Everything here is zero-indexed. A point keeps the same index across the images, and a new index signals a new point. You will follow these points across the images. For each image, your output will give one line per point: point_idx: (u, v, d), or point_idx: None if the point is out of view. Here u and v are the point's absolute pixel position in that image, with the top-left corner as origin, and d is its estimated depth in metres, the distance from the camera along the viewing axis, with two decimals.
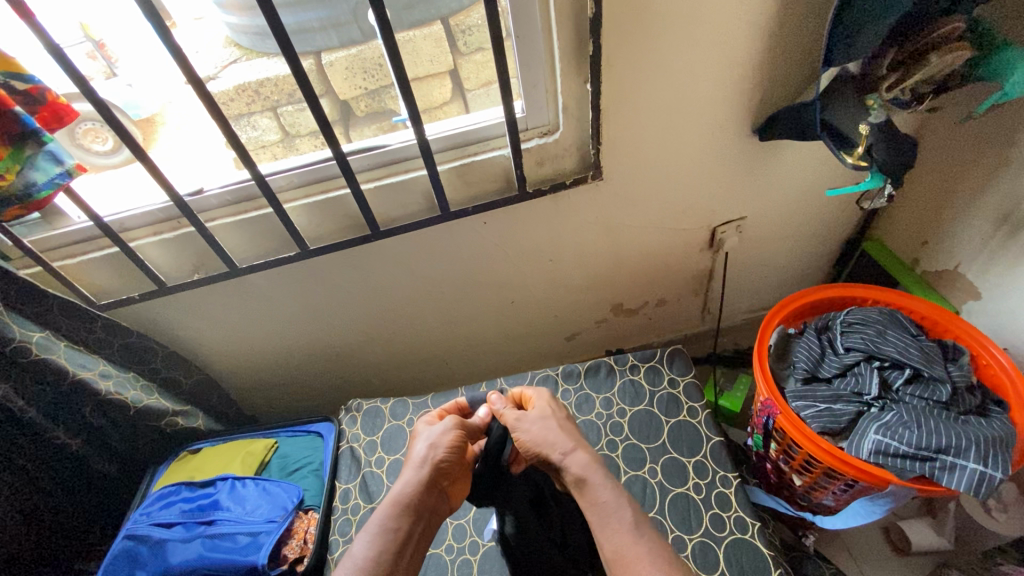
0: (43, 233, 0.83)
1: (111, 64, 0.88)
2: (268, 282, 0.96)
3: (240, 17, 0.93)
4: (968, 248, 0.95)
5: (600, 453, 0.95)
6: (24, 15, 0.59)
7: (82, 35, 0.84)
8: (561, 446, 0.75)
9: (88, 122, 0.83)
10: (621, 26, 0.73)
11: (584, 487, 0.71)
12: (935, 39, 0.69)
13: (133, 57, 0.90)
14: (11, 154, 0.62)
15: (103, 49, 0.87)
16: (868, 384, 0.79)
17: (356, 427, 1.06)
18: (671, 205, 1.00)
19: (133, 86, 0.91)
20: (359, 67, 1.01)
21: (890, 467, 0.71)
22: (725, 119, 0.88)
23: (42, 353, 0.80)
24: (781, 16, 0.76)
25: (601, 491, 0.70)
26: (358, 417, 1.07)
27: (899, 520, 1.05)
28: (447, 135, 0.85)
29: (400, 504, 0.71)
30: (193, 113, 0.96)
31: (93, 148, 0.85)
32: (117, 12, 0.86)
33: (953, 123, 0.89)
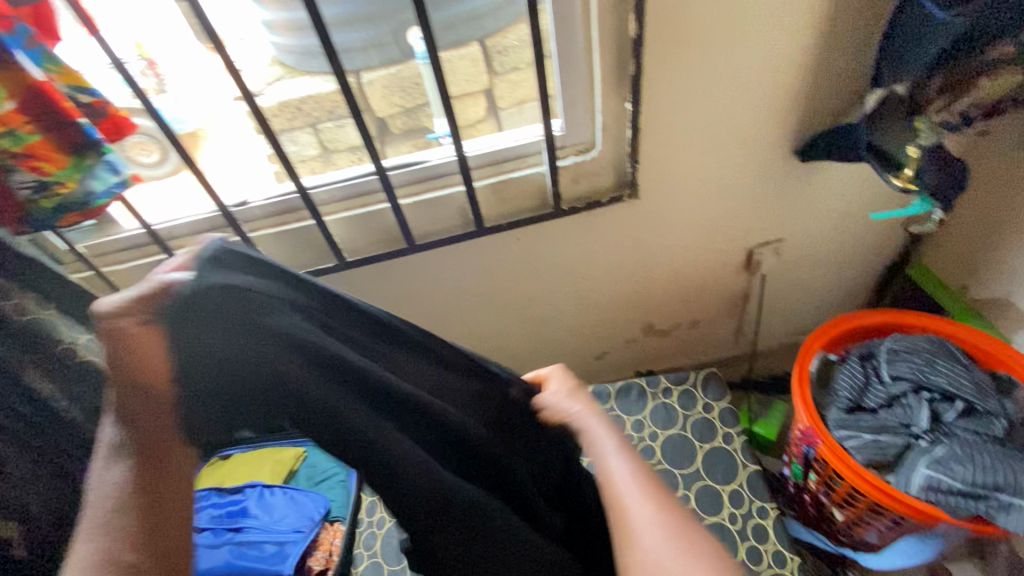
0: (95, 240, 0.86)
1: (161, 81, 0.88)
2: None
3: (288, 37, 0.92)
4: (1022, 277, 0.91)
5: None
6: (89, 29, 0.62)
7: (137, 53, 0.85)
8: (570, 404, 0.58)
9: (138, 135, 0.81)
10: (662, 47, 0.73)
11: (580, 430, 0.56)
12: (986, 61, 0.66)
13: (180, 74, 0.90)
14: (73, 164, 0.65)
15: (154, 67, 0.87)
16: (916, 415, 0.76)
17: None
18: (707, 225, 0.99)
19: (178, 102, 0.90)
20: (397, 86, 1.04)
21: (942, 505, 0.68)
22: (765, 139, 0.87)
23: None
24: (825, 37, 0.75)
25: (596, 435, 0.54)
26: None
27: (948, 563, 1.00)
28: (485, 152, 0.86)
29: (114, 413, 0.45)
30: (238, 130, 0.98)
31: (139, 160, 0.83)
32: (166, 24, 0.85)
33: (1004, 147, 0.87)
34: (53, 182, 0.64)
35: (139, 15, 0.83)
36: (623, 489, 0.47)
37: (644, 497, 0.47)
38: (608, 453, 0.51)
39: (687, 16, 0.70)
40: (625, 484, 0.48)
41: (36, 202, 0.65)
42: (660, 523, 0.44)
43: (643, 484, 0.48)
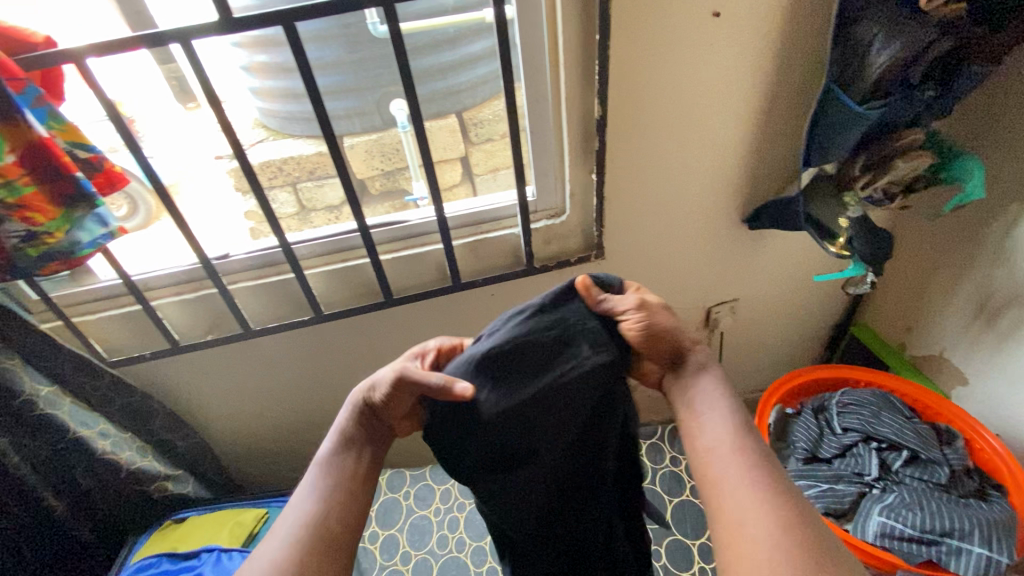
0: (69, 289, 0.87)
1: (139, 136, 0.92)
2: (276, 345, 0.98)
3: (272, 103, 0.97)
4: (951, 335, 1.00)
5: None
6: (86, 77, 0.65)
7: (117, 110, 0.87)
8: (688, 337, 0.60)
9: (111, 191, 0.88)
10: (623, 126, 0.82)
11: (699, 380, 0.58)
12: (899, 146, 0.77)
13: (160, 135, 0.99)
14: (62, 215, 0.67)
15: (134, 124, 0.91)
16: (867, 465, 0.80)
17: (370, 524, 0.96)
18: (669, 284, 1.06)
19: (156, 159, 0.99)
20: (378, 151, 1.12)
21: (897, 551, 0.71)
22: (717, 208, 0.96)
23: (47, 408, 0.81)
24: (762, 122, 0.86)
25: (711, 391, 0.57)
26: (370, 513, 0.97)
27: None
28: (463, 214, 0.92)
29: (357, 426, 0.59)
30: (208, 186, 1.07)
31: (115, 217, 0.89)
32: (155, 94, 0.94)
33: (923, 219, 0.98)
34: (41, 231, 0.67)
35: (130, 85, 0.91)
36: (724, 467, 0.51)
37: (737, 463, 0.51)
38: (702, 415, 0.55)
39: (643, 102, 0.80)
40: (722, 458, 0.52)
41: (22, 250, 0.67)
42: (753, 494, 0.48)
43: (742, 454, 0.52)
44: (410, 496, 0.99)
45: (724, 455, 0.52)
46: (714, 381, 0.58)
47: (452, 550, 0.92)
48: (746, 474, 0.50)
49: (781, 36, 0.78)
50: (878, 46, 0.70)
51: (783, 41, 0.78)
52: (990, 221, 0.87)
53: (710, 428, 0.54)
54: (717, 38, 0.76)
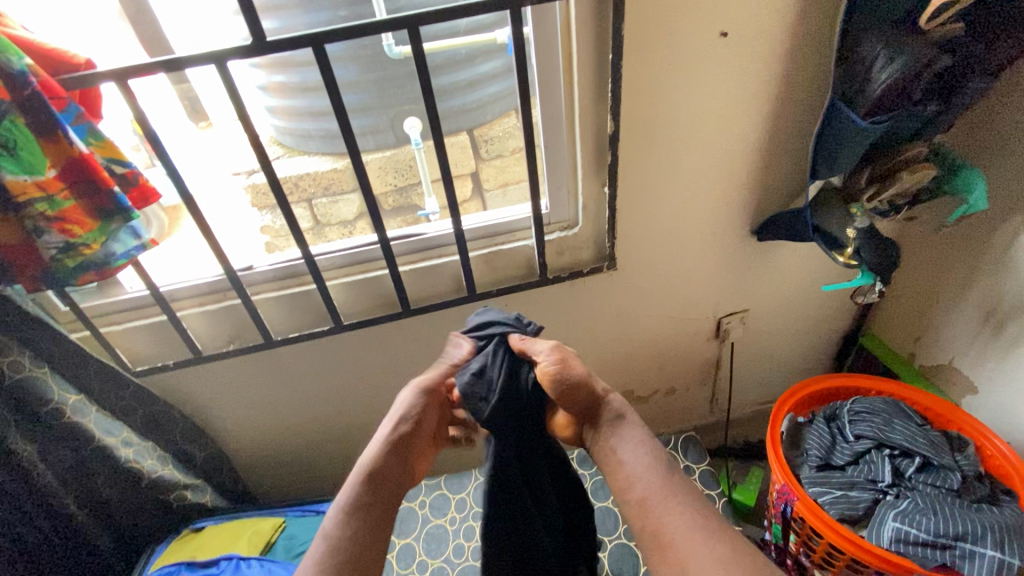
0: (97, 300, 0.89)
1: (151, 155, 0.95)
2: (296, 356, 1.00)
3: (288, 122, 1.00)
4: (959, 344, 1.01)
5: (617, 541, 0.95)
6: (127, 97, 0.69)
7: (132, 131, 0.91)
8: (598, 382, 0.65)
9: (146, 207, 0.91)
10: (635, 140, 0.85)
11: (623, 423, 0.62)
12: (904, 158, 0.80)
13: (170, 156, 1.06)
14: (99, 227, 0.70)
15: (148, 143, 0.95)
16: (880, 471, 0.81)
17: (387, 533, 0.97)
18: (680, 295, 1.08)
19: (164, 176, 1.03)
20: (392, 168, 1.16)
21: (912, 556, 0.71)
22: (727, 219, 0.99)
23: (74, 416, 0.82)
24: (769, 137, 0.89)
25: (636, 433, 0.62)
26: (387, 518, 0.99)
27: None
28: (479, 226, 0.95)
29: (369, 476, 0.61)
30: (223, 202, 1.12)
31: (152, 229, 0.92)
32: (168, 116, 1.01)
33: (928, 230, 1.00)
34: (79, 243, 0.69)
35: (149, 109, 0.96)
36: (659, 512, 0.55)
37: (668, 500, 0.56)
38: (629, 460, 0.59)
39: (654, 117, 0.83)
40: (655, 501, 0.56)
41: (59, 260, 0.69)
42: (690, 533, 0.53)
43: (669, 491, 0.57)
44: (426, 505, 1.00)
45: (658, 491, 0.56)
46: (637, 432, 0.61)
47: (469, 558, 0.93)
48: (676, 510, 0.55)
49: (785, 53, 0.81)
50: (881, 64, 0.72)
51: (788, 59, 0.81)
52: (994, 231, 0.89)
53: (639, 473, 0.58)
54: (725, 56, 0.79)
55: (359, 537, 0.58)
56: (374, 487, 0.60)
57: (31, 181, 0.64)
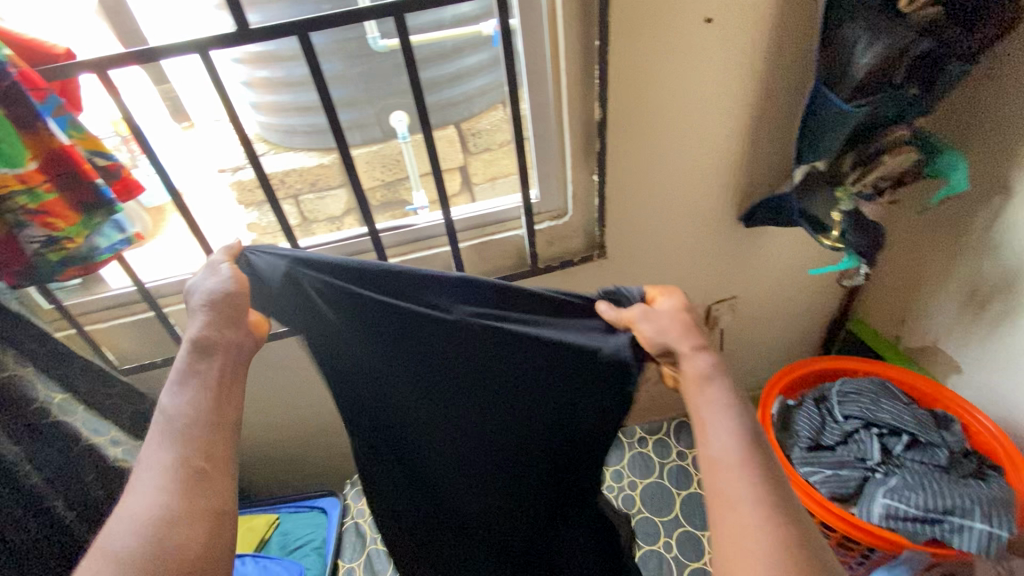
0: (80, 297, 0.88)
1: (136, 155, 0.86)
2: (286, 351, 0.99)
3: (272, 118, 1.00)
4: (943, 325, 1.03)
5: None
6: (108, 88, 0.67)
7: (113, 130, 0.82)
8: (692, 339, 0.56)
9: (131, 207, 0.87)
10: (623, 127, 0.85)
11: (704, 387, 0.53)
12: (888, 142, 0.82)
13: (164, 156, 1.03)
14: (81, 222, 0.69)
15: (131, 143, 0.84)
16: (869, 450, 0.82)
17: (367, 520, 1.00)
18: (670, 282, 1.09)
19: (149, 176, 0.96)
20: (379, 162, 1.16)
21: (902, 531, 0.73)
22: (715, 206, 0.99)
23: (60, 416, 0.81)
24: (755, 123, 0.90)
25: (721, 398, 0.52)
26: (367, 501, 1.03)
27: None
28: (468, 217, 0.95)
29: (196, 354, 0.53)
30: (213, 200, 1.11)
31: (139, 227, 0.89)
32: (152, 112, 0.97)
33: (911, 213, 1.02)
34: (61, 236, 0.68)
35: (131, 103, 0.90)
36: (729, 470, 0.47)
37: (741, 467, 0.47)
38: (713, 423, 0.51)
39: (642, 104, 0.83)
40: (725, 462, 0.48)
41: (43, 255, 0.68)
42: (759, 502, 0.45)
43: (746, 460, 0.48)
44: None
45: (735, 456, 0.48)
46: (721, 398, 0.52)
47: None
48: (744, 477, 0.47)
49: (770, 39, 0.81)
50: (860, 50, 0.73)
51: (772, 44, 0.82)
52: (975, 213, 0.91)
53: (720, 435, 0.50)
54: (711, 42, 0.80)
55: (200, 421, 0.51)
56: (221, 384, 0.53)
57: (12, 173, 0.62)
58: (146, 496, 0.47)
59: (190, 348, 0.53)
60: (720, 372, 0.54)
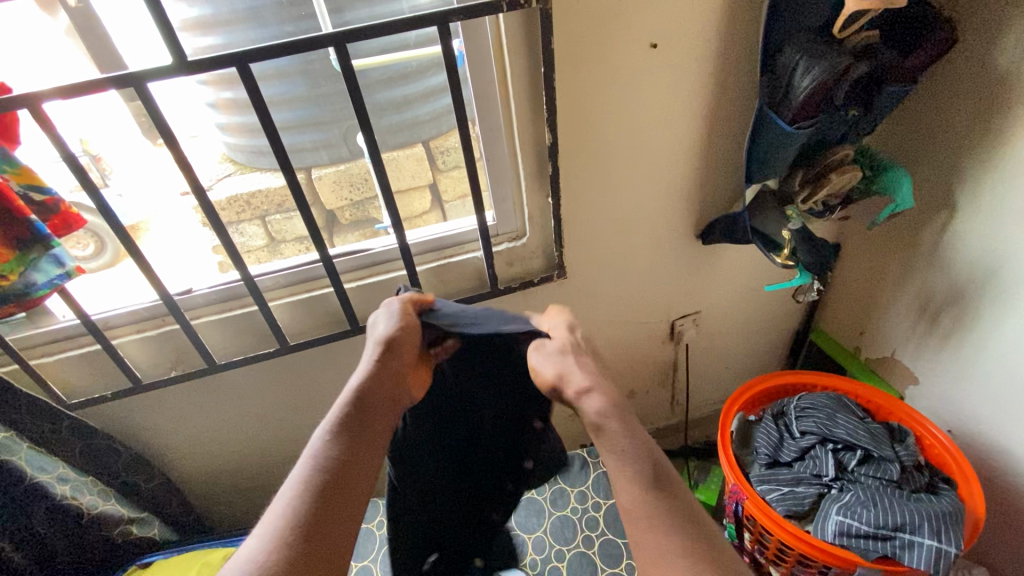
0: (25, 331, 0.86)
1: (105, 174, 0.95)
2: (244, 379, 0.97)
3: (239, 138, 0.98)
4: (899, 337, 1.04)
5: (575, 550, 0.93)
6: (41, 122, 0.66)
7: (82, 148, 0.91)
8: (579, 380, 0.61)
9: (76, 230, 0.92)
10: (574, 151, 0.86)
11: (601, 430, 0.58)
12: (832, 161, 0.83)
13: (126, 169, 0.99)
14: (15, 257, 0.67)
15: (99, 161, 0.94)
16: (825, 466, 0.83)
17: None
18: (631, 299, 1.10)
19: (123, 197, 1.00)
20: (346, 182, 1.14)
21: (854, 548, 0.73)
22: (671, 224, 1.01)
23: (2, 455, 0.79)
24: (706, 143, 0.91)
25: (614, 433, 0.57)
26: None
27: None
28: (425, 240, 0.94)
29: (356, 403, 0.60)
30: (179, 221, 1.08)
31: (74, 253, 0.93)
32: (113, 127, 0.93)
33: (863, 228, 1.04)
34: None
35: (90, 122, 0.91)
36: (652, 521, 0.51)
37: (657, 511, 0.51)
38: (616, 450, 0.56)
39: (591, 127, 0.84)
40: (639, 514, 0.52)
41: None
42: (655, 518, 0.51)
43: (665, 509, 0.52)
44: (384, 525, 0.98)
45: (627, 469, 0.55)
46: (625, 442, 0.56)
47: None
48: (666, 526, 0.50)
49: (715, 62, 0.83)
50: (801, 72, 0.74)
51: (718, 67, 0.84)
52: (922, 229, 0.93)
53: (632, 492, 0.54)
54: (657, 67, 0.81)
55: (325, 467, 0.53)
56: (360, 410, 0.59)
57: None
58: (262, 535, 0.48)
59: (356, 388, 0.61)
60: (611, 415, 0.58)
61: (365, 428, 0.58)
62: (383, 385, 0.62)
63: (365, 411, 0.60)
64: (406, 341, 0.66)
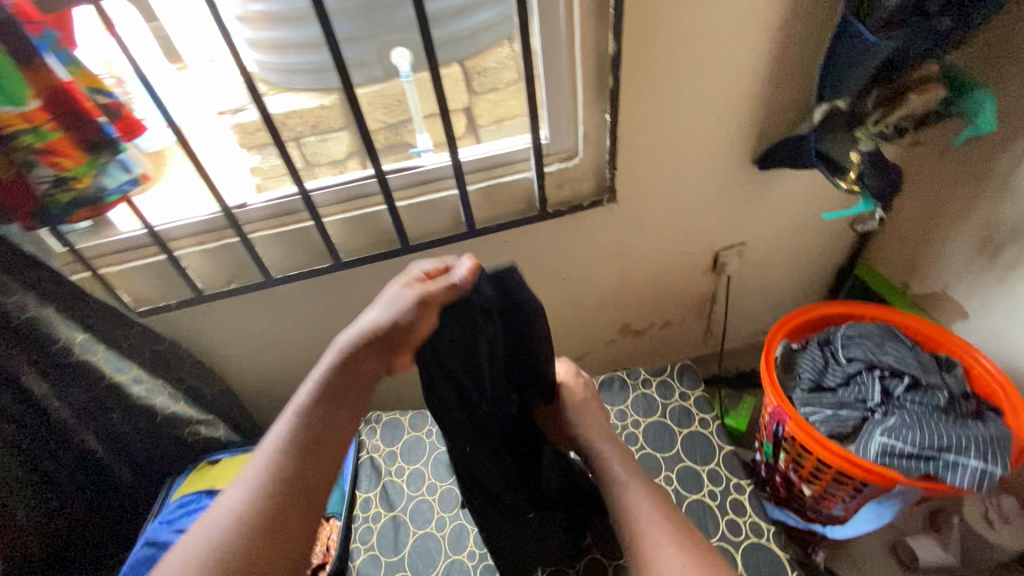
0: (92, 241, 0.88)
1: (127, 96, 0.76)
2: (297, 295, 1.00)
3: (269, 55, 0.92)
4: (953, 272, 1.02)
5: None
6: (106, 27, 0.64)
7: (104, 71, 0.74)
8: (608, 453, 0.74)
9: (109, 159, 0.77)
10: (638, 60, 0.81)
11: (604, 472, 0.72)
12: (913, 80, 0.79)
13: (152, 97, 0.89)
14: (88, 161, 0.67)
15: (123, 85, 0.75)
16: (870, 391, 0.84)
17: (376, 437, 1.04)
18: (679, 227, 1.09)
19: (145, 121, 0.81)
20: (381, 102, 1.05)
21: (896, 467, 0.75)
22: (730, 148, 0.97)
23: (84, 354, 0.82)
24: (778, 56, 0.86)
25: (631, 494, 0.67)
26: (378, 428, 1.05)
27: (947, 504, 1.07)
28: (476, 158, 0.92)
29: (342, 366, 0.59)
30: (216, 142, 1.00)
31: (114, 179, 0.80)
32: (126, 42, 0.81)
33: (933, 155, 0.98)
34: (69, 177, 0.67)
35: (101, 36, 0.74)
36: (649, 534, 0.62)
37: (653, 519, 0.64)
38: (626, 491, 0.68)
39: (657, 36, 0.79)
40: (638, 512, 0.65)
41: (52, 196, 0.67)
42: (662, 529, 0.62)
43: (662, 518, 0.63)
44: (433, 433, 1.03)
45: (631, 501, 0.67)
46: (629, 472, 0.71)
47: None
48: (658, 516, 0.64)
49: None
50: None
51: None
52: (999, 154, 0.88)
53: (636, 502, 0.66)
54: None
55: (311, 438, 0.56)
56: (352, 375, 0.59)
57: (16, 112, 0.60)
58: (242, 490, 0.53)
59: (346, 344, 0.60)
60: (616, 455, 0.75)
61: (340, 416, 0.58)
62: (366, 360, 0.60)
63: (360, 377, 0.59)
64: (415, 328, 0.59)
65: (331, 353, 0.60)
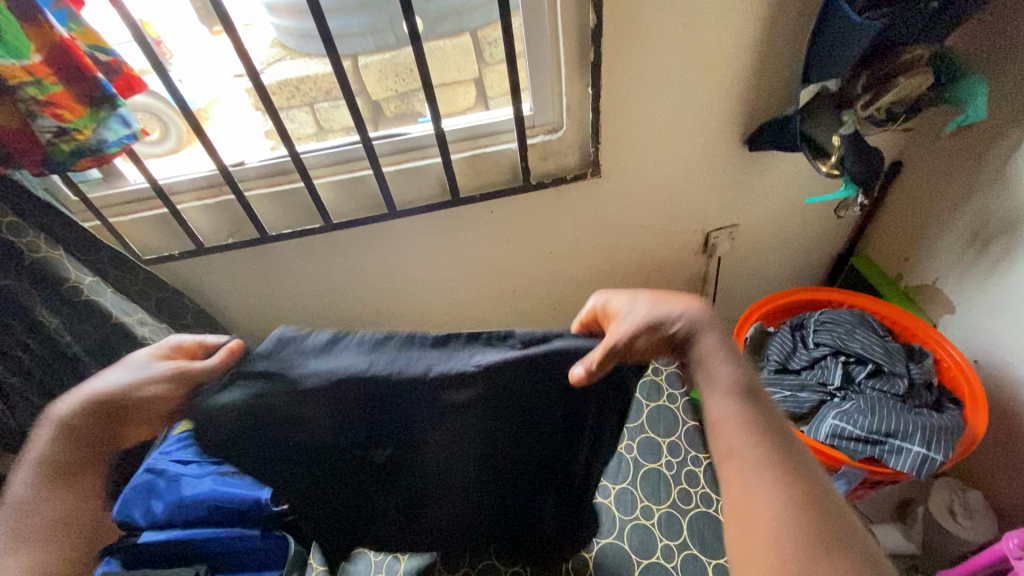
0: (102, 191, 0.95)
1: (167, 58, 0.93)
2: (293, 252, 1.06)
3: (290, 20, 0.96)
4: (944, 265, 1.00)
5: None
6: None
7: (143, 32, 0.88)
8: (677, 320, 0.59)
9: (143, 114, 0.93)
10: (620, 35, 0.82)
11: (706, 372, 0.57)
12: (904, 62, 0.78)
13: (186, 52, 0.96)
14: (88, 115, 0.72)
15: (160, 45, 0.91)
16: (832, 375, 0.85)
17: None
18: (667, 206, 1.10)
19: (183, 81, 0.96)
20: (391, 72, 1.05)
21: (843, 449, 0.77)
22: (718, 127, 0.96)
23: (91, 295, 0.87)
24: (767, 34, 0.85)
25: (720, 412, 0.55)
26: None
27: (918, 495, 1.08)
28: (463, 128, 0.95)
29: (102, 410, 0.57)
30: (238, 108, 1.03)
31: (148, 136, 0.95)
32: (173, 9, 0.90)
33: (931, 143, 0.96)
34: (71, 128, 0.72)
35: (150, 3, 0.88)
36: (743, 460, 0.50)
37: (762, 476, 0.49)
38: (737, 450, 0.51)
39: (639, 10, 0.79)
40: (746, 459, 0.50)
41: (56, 144, 0.73)
42: (777, 512, 0.46)
43: (770, 467, 0.49)
44: None
45: (736, 440, 0.52)
46: (717, 339, 0.58)
47: None
48: (763, 486, 0.48)
49: None
50: None
51: None
52: (994, 144, 0.85)
53: (727, 411, 0.55)
54: None
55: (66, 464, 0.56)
56: (104, 421, 0.57)
57: (19, 66, 0.65)
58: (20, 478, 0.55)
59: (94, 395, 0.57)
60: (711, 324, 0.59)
61: (89, 458, 0.56)
62: (131, 411, 0.57)
63: (107, 424, 0.57)
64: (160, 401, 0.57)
65: (48, 424, 0.57)
